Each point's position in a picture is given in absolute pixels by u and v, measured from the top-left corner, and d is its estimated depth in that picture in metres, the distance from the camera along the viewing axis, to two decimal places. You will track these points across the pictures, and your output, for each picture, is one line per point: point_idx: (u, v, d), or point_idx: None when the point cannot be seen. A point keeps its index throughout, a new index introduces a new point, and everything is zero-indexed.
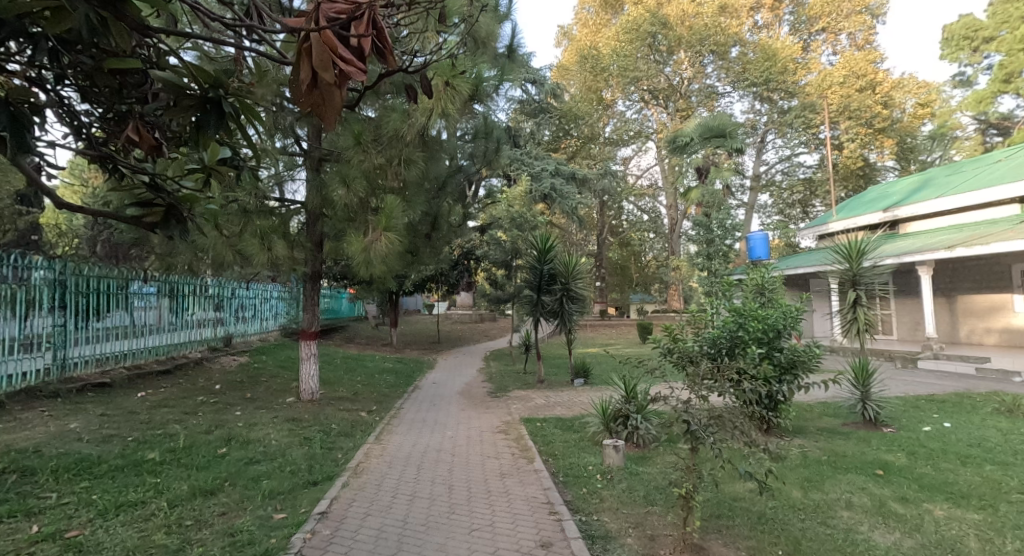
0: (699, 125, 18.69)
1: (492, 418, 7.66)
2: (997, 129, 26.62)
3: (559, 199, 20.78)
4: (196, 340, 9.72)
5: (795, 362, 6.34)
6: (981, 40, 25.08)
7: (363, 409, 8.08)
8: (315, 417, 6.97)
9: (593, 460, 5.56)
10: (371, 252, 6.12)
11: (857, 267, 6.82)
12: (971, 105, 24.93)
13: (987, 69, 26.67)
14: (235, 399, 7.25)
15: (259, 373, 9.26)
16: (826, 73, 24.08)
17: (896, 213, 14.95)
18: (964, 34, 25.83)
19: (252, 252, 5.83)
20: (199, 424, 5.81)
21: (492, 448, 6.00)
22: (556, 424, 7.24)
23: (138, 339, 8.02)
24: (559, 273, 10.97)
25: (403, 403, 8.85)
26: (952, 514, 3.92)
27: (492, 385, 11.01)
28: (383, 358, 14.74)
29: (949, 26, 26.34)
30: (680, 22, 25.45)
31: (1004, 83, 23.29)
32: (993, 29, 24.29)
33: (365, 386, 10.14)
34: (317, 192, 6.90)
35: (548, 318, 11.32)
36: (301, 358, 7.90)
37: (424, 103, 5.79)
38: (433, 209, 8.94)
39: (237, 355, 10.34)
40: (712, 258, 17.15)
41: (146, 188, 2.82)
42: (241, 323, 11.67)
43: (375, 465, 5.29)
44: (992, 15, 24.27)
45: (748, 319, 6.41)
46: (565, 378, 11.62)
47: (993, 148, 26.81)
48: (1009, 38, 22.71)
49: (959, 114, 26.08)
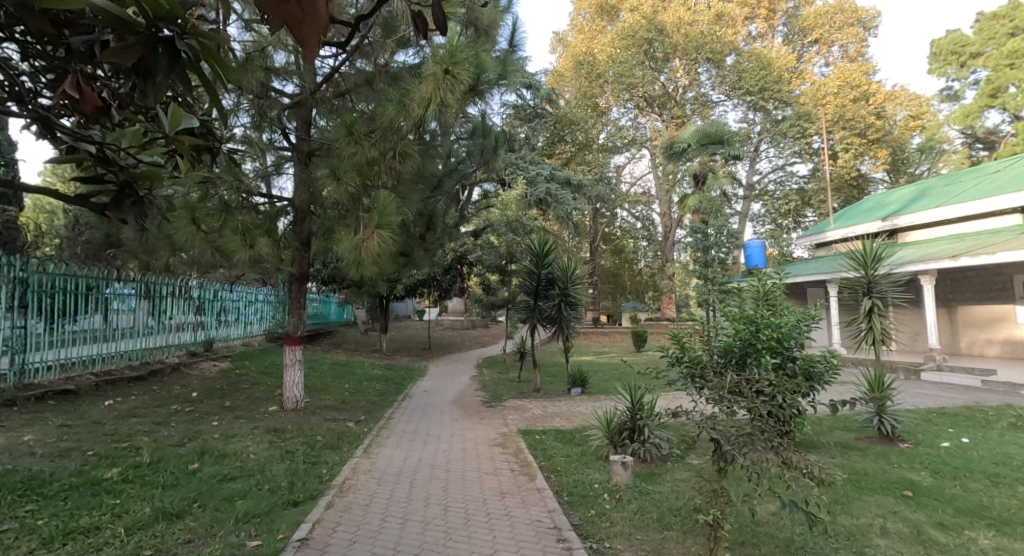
0: (697, 131, 18.54)
1: (489, 429, 7.24)
2: (984, 143, 26.89)
3: (554, 204, 20.52)
4: (174, 345, 9.19)
5: (810, 372, 6.04)
6: (968, 56, 25.35)
7: (350, 418, 7.63)
8: (299, 428, 6.50)
9: (598, 478, 5.17)
10: (363, 251, 5.69)
11: (872, 274, 6.51)
12: (959, 119, 25.07)
13: (975, 84, 26.90)
14: (212, 409, 6.76)
15: (240, 380, 8.75)
16: (821, 84, 24.26)
17: (895, 222, 14.77)
18: (951, 49, 26.06)
19: (232, 249, 5.34)
20: (170, 437, 5.32)
21: (489, 463, 5.59)
22: (556, 436, 6.84)
23: (110, 343, 7.51)
24: (558, 278, 10.61)
25: (393, 413, 8.40)
26: (1000, 544, 3.59)
27: (485, 394, 10.60)
28: (372, 365, 14.26)
29: (937, 41, 26.56)
30: (676, 30, 25.59)
31: (992, 98, 23.40)
32: (980, 44, 24.55)
33: (353, 394, 9.67)
34: (306, 187, 6.50)
35: (544, 324, 10.93)
36: (285, 364, 7.43)
37: (422, 92, 5.46)
38: (427, 209, 8.58)
39: (218, 360, 9.81)
40: (708, 266, 16.93)
41: (94, 161, 2.40)
42: (223, 327, 11.13)
43: (363, 482, 4.86)
44: (979, 31, 24.54)
45: (761, 326, 6.04)
46: (561, 386, 11.20)
47: (980, 161, 27.02)
48: (996, 54, 22.89)
49: (947, 127, 26.24)
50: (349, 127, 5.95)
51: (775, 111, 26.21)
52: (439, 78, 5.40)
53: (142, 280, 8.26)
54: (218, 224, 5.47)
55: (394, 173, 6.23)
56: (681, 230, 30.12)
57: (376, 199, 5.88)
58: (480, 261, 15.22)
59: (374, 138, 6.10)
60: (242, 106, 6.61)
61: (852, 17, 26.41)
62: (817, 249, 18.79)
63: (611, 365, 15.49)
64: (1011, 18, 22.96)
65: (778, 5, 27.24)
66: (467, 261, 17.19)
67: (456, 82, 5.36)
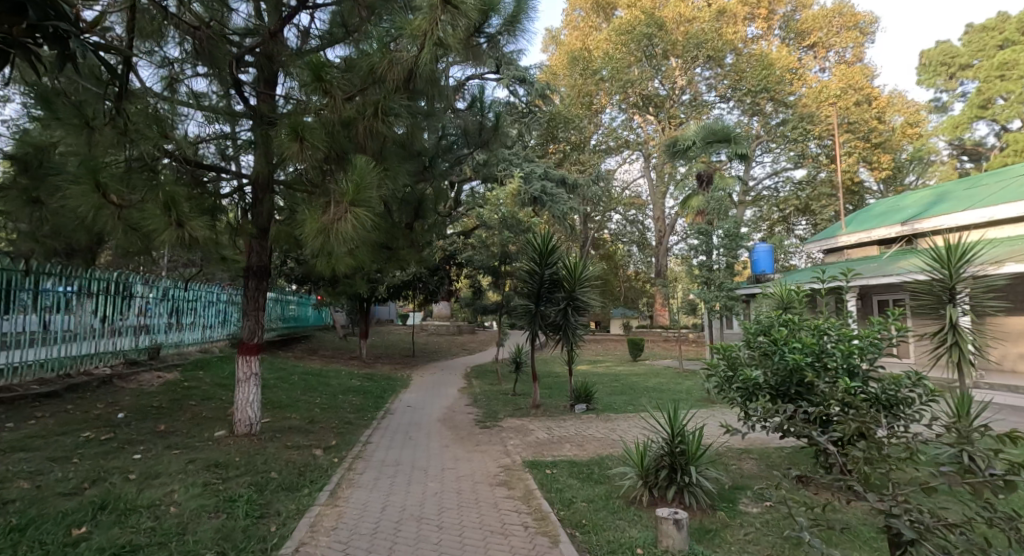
0: (701, 128, 17.60)
1: (486, 460, 5.95)
2: (970, 155, 26.41)
3: (548, 203, 19.39)
4: (107, 352, 7.64)
5: (889, 400, 4.69)
6: (956, 67, 24.66)
7: (318, 445, 6.26)
8: (249, 462, 5.13)
9: (640, 537, 3.91)
10: (332, 238, 4.37)
11: (954, 273, 5.35)
12: (948, 129, 24.27)
13: (963, 96, 26.35)
14: (139, 436, 5.35)
15: (187, 396, 7.32)
16: (824, 86, 23.53)
17: (916, 227, 13.68)
18: (940, 61, 25.36)
19: (150, 226, 3.89)
20: (63, 482, 3.96)
21: (494, 516, 4.28)
22: (570, 471, 5.57)
23: (17, 351, 6.01)
24: (563, 279, 9.40)
25: (369, 436, 7.03)
26: None
27: (479, 410, 9.32)
28: (350, 374, 12.85)
29: (926, 51, 25.86)
30: (675, 27, 24.81)
31: (981, 109, 22.70)
32: (969, 56, 23.95)
33: (325, 411, 8.30)
34: (264, 155, 5.11)
35: (546, 332, 9.68)
36: (237, 379, 6.02)
37: (413, 30, 4.28)
38: (416, 194, 7.29)
39: (164, 371, 8.34)
40: (713, 271, 16.01)
41: None
42: (174, 332, 9.60)
43: (322, 551, 3.51)
44: (968, 43, 24.07)
45: (812, 338, 4.94)
46: (562, 402, 9.98)
47: (967, 173, 26.59)
48: (986, 65, 22.34)
49: (935, 139, 24.87)
50: (315, 71, 4.53)
51: (774, 115, 25.43)
52: (437, 12, 4.24)
53: (62, 275, 6.74)
54: (137, 197, 4.10)
55: (375, 139, 4.93)
56: (676, 235, 29.21)
57: (352, 168, 4.55)
58: (470, 262, 13.85)
59: (349, 92, 4.87)
60: (189, 57, 5.33)
61: (850, 21, 25.92)
62: (826, 256, 17.80)
63: (612, 376, 14.36)
64: (1004, 29, 22.51)
65: (778, 6, 26.51)
66: (455, 262, 15.82)
67: (459, 16, 4.18)
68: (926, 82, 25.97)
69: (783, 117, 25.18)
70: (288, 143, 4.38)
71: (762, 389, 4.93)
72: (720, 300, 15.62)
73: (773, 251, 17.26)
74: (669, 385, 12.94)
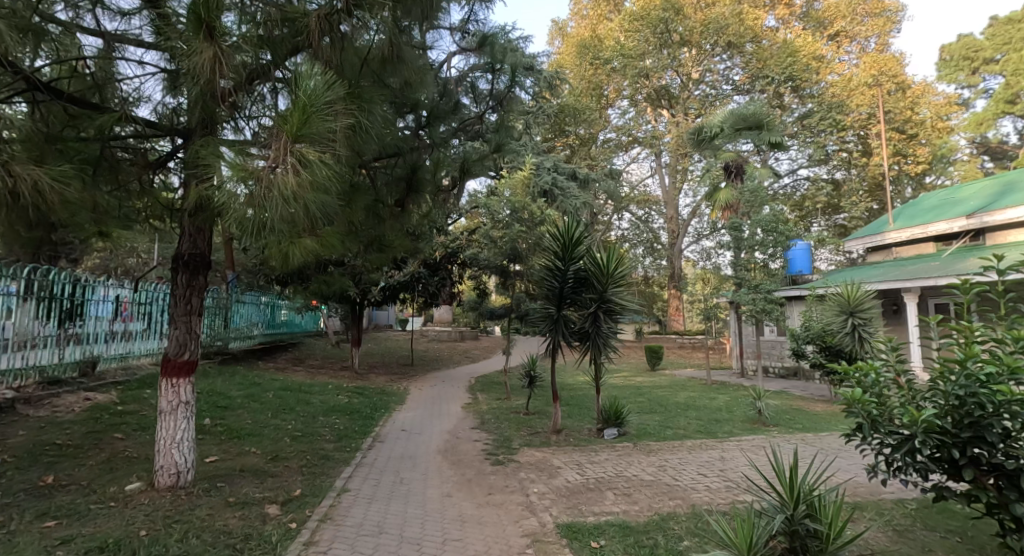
0: (730, 113, 16.28)
1: (504, 524, 4.29)
2: (994, 156, 24.64)
3: (560, 197, 17.82)
4: (14, 369, 5.91)
5: None
6: (978, 62, 22.64)
7: (275, 499, 4.58)
8: (157, 540, 3.46)
9: None
10: (267, 194, 2.92)
11: None
12: (970, 127, 22.54)
13: (987, 92, 24.38)
14: (6, 499, 3.71)
15: (116, 426, 5.68)
16: (851, 76, 21.85)
17: (986, 220, 11.90)
18: (963, 55, 23.06)
19: None
20: None
21: None
22: (623, 542, 3.94)
23: None
24: (592, 277, 7.74)
25: (350, 479, 5.39)
26: None
27: (488, 436, 7.72)
28: (337, 388, 11.23)
29: (946, 46, 23.57)
30: (692, 12, 22.98)
31: (1009, 104, 20.96)
32: (992, 50, 22.07)
33: (299, 440, 6.68)
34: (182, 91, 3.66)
35: (571, 342, 8.02)
36: (161, 409, 4.35)
37: None
38: (410, 163, 5.65)
39: (97, 393, 6.75)
40: (741, 270, 14.45)
41: None
42: (119, 342, 7.92)
43: None
44: (991, 36, 22.18)
45: (995, 353, 3.12)
46: (586, 426, 8.31)
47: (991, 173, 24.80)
48: (1015, 57, 20.49)
49: (959, 135, 23.32)
50: None
51: (794, 108, 23.77)
52: None
53: None
54: None
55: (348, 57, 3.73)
56: (691, 235, 27.66)
57: (302, 93, 3.01)
58: (473, 261, 12.27)
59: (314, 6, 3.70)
60: None
61: (875, 8, 24.25)
62: (869, 254, 16.09)
63: (633, 390, 12.67)
64: None
65: None
66: (458, 261, 14.19)
67: None
68: (945, 77, 23.63)
69: (804, 110, 23.47)
70: (193, 42, 2.97)
71: (928, 432, 3.18)
72: (757, 303, 13.79)
73: (810, 249, 16.16)
74: (702, 401, 11.22)
